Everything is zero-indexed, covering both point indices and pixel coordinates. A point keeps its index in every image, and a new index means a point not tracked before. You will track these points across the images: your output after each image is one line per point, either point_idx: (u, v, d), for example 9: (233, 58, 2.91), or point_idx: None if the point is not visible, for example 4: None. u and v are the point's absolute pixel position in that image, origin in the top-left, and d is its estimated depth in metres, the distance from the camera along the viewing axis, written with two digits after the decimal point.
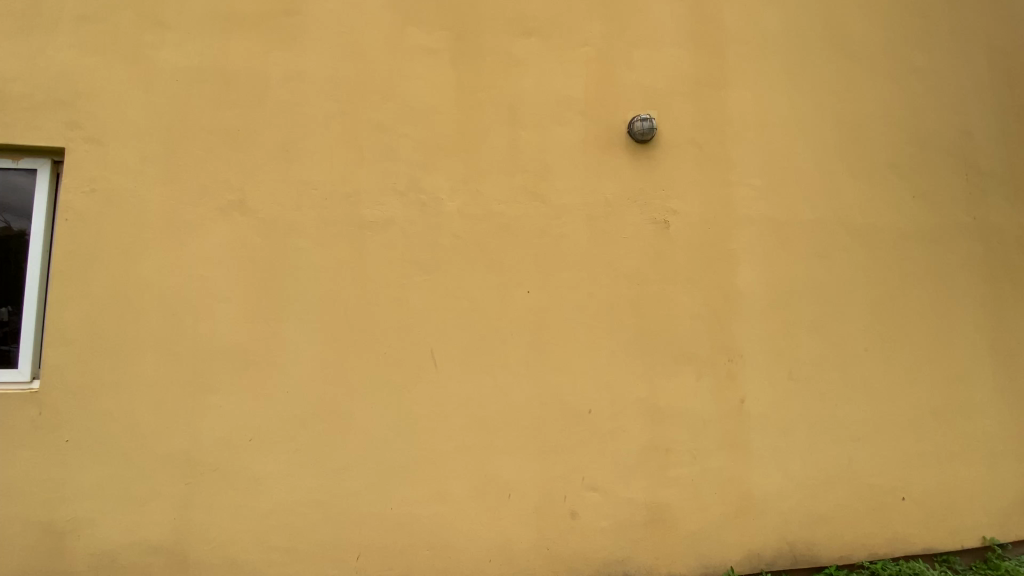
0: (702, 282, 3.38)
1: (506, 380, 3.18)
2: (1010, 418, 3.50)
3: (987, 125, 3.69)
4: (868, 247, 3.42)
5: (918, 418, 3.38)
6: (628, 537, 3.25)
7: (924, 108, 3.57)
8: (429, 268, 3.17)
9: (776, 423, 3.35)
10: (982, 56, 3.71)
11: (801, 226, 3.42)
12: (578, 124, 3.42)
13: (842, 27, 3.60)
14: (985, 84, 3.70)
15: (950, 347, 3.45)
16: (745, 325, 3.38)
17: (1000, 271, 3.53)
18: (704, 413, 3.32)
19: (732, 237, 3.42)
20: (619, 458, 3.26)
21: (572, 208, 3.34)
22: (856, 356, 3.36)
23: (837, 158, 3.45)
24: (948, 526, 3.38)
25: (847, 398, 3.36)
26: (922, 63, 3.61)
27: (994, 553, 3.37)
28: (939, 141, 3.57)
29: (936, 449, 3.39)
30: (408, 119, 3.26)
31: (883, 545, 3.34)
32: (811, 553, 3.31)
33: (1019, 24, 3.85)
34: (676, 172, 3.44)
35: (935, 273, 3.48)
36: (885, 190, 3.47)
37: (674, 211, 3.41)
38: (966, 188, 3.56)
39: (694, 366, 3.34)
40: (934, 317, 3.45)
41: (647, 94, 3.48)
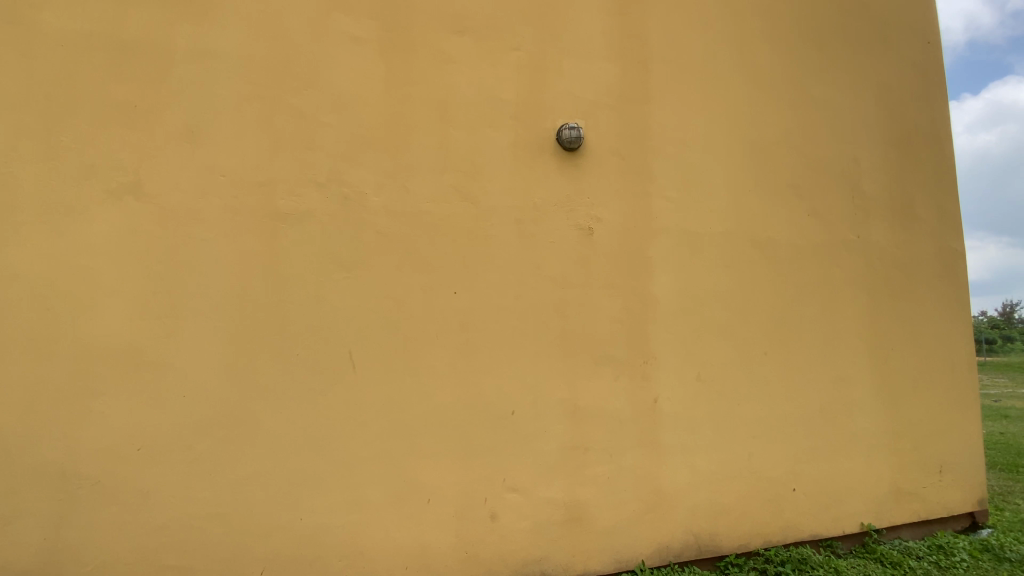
0: (622, 288, 3.23)
1: (429, 383, 2.88)
2: (887, 417, 3.71)
3: (874, 154, 3.98)
4: (769, 259, 3.53)
5: (810, 416, 3.50)
6: (541, 538, 2.97)
7: (819, 136, 3.81)
8: (348, 265, 2.84)
9: (688, 423, 3.25)
10: (869, 92, 4.02)
11: (711, 236, 3.43)
12: (508, 127, 3.17)
13: (755, 52, 3.70)
14: (872, 117, 4.01)
15: (839, 350, 3.63)
16: (661, 334, 3.27)
17: (879, 285, 3.82)
18: (621, 412, 3.15)
19: (650, 245, 3.31)
20: (546, 462, 3.00)
21: (500, 210, 3.09)
22: (757, 360, 3.42)
23: (744, 174, 3.56)
24: (832, 514, 3.49)
25: (749, 398, 3.38)
26: (819, 94, 3.85)
27: (869, 538, 3.54)
28: (832, 166, 3.81)
29: (826, 445, 3.52)
30: (331, 109, 2.91)
31: (777, 534, 3.35)
32: (715, 543, 3.22)
33: (904, 67, 4.21)
34: (601, 180, 3.28)
35: (827, 283, 3.66)
36: (786, 207, 3.63)
37: (598, 218, 3.25)
38: (852, 210, 3.81)
39: (612, 367, 3.17)
40: (825, 323, 3.62)
41: (576, 103, 3.30)
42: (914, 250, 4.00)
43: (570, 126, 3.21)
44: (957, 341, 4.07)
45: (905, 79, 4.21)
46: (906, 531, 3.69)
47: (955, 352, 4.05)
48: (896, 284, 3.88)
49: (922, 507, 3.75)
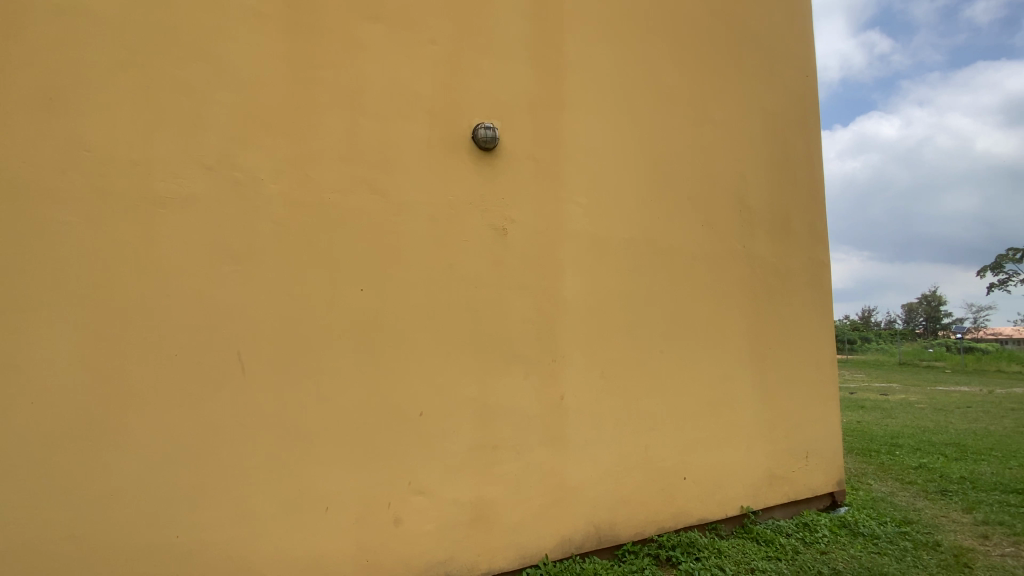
0: (532, 288, 3.28)
1: (330, 384, 2.73)
2: (764, 409, 4.12)
3: (759, 172, 4.40)
4: (668, 264, 3.77)
5: (700, 410, 3.79)
6: (445, 540, 2.93)
7: (714, 152, 4.14)
8: (240, 257, 2.62)
9: (592, 419, 3.38)
10: (757, 116, 4.44)
11: (617, 240, 3.60)
12: (422, 121, 3.09)
13: (661, 71, 3.94)
14: (759, 138, 4.44)
15: (726, 349, 3.97)
16: (569, 333, 3.36)
17: (760, 291, 4.23)
18: (530, 411, 3.20)
19: (560, 247, 3.40)
20: (453, 462, 2.97)
21: (412, 206, 3.00)
22: (655, 358, 3.64)
23: (648, 184, 3.78)
24: (717, 499, 3.80)
25: (648, 394, 3.59)
26: (715, 114, 4.19)
27: (748, 520, 3.89)
28: (724, 181, 4.16)
29: (713, 436, 3.84)
30: (225, 86, 2.66)
31: (669, 521, 3.58)
32: (614, 532, 3.38)
33: (786, 96, 4.70)
34: (515, 181, 3.31)
35: (717, 288, 3.99)
36: (684, 217, 3.90)
37: (511, 219, 3.27)
38: (740, 222, 4.18)
39: (522, 366, 3.20)
40: (715, 324, 3.95)
41: (492, 103, 3.30)
42: (790, 260, 4.48)
43: (486, 125, 3.20)
44: (823, 342, 4.61)
45: (787, 106, 4.69)
46: (778, 512, 4.11)
47: (821, 352, 4.59)
48: (775, 290, 4.33)
49: (791, 489, 4.20)
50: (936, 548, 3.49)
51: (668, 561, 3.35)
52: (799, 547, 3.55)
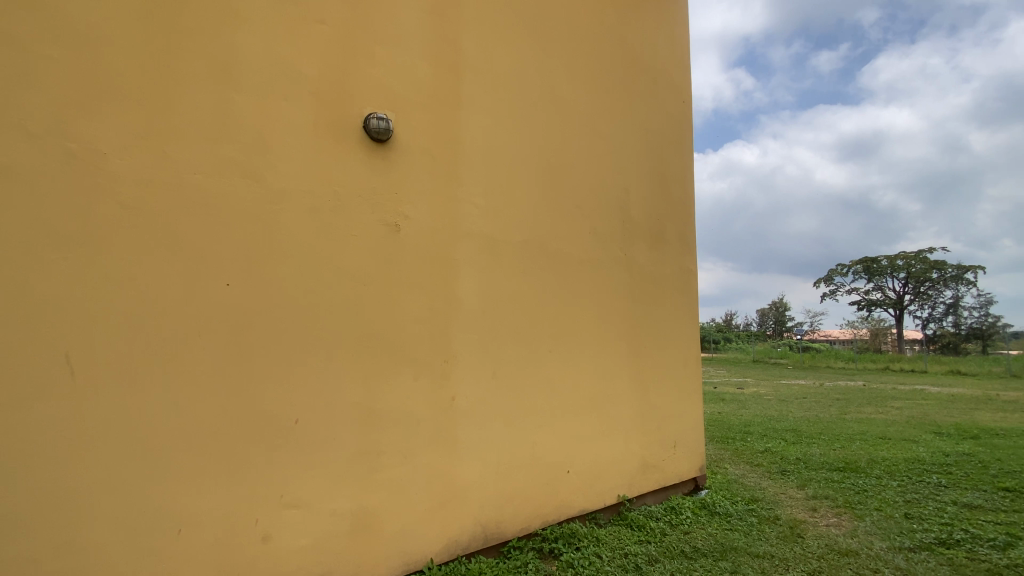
0: (423, 287, 3.21)
1: (188, 389, 2.42)
2: (639, 404, 4.46)
3: (640, 185, 4.76)
4: (558, 267, 3.92)
5: (583, 406, 3.99)
6: (322, 553, 2.74)
7: (602, 163, 4.39)
8: (72, 241, 2.21)
9: (481, 419, 3.38)
10: (640, 133, 4.80)
11: (510, 242, 3.65)
12: (306, 105, 2.87)
13: (555, 80, 4.09)
14: (641, 154, 4.80)
15: (607, 349, 4.23)
16: (460, 334, 3.34)
17: (639, 294, 4.57)
18: (417, 413, 3.12)
19: (454, 246, 3.37)
20: (332, 470, 2.79)
21: (292, 195, 2.78)
22: (543, 358, 3.76)
23: (540, 188, 3.89)
24: (597, 490, 4.02)
25: (536, 392, 3.69)
26: (603, 127, 4.45)
27: (624, 507, 4.17)
28: (610, 191, 4.43)
29: (595, 432, 4.06)
30: (56, 36, 2.23)
31: (553, 514, 3.71)
32: (500, 530, 3.42)
33: (665, 117, 5.14)
34: (408, 176, 3.21)
35: (601, 291, 4.23)
36: (573, 222, 4.08)
37: (402, 215, 3.17)
38: (623, 230, 4.48)
39: (411, 367, 3.11)
40: (598, 325, 4.18)
41: (386, 93, 3.16)
42: (664, 268, 4.90)
43: (378, 116, 3.06)
44: (690, 342, 5.11)
45: (666, 127, 5.13)
46: (650, 498, 4.46)
47: (688, 351, 5.07)
48: (651, 294, 4.70)
49: (661, 476, 4.58)
50: (775, 522, 4.01)
51: (550, 554, 3.46)
52: (666, 529, 3.88)
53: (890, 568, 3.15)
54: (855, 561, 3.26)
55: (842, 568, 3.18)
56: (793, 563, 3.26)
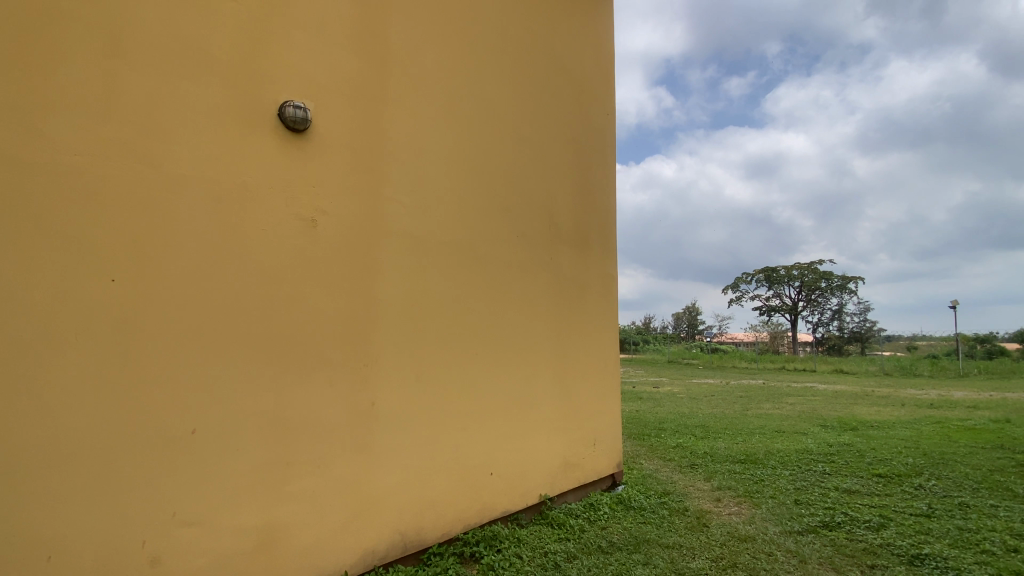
0: (342, 287, 3.07)
1: (61, 398, 2.13)
2: (561, 404, 4.56)
3: (566, 191, 4.88)
4: (484, 268, 3.91)
5: (507, 408, 4.01)
6: (222, 574, 2.52)
7: (529, 167, 4.45)
8: None
9: (401, 424, 3.29)
10: (566, 140, 4.93)
11: (435, 243, 3.59)
12: (214, 86, 2.64)
13: (484, 82, 4.09)
14: (567, 160, 4.92)
15: (531, 350, 4.28)
16: (382, 335, 3.23)
17: (563, 297, 4.68)
18: (333, 418, 2.97)
19: (376, 245, 3.25)
20: (236, 483, 2.58)
21: (194, 184, 2.54)
22: (467, 360, 3.73)
23: (468, 189, 3.86)
24: (519, 491, 4.05)
25: (459, 395, 3.65)
26: (530, 132, 4.51)
27: (545, 506, 4.24)
28: (536, 195, 4.49)
29: (518, 432, 4.09)
30: None
31: (475, 518, 3.69)
32: (420, 537, 3.34)
33: (590, 125, 5.32)
34: (328, 170, 3.06)
35: (527, 293, 4.28)
36: (500, 225, 4.10)
37: (320, 210, 3.01)
38: (548, 234, 4.57)
39: (327, 371, 2.96)
40: (523, 327, 4.22)
41: (305, 81, 2.99)
42: (587, 271, 5.06)
43: (295, 104, 2.89)
44: (610, 343, 5.31)
45: (590, 136, 5.31)
46: (571, 496, 4.57)
47: (608, 352, 5.27)
48: (574, 297, 4.83)
49: (581, 475, 4.72)
50: (684, 513, 4.27)
51: (471, 557, 3.44)
52: (585, 525, 3.99)
53: (782, 550, 3.45)
54: (753, 546, 3.53)
55: (741, 553, 3.44)
56: (699, 551, 3.48)
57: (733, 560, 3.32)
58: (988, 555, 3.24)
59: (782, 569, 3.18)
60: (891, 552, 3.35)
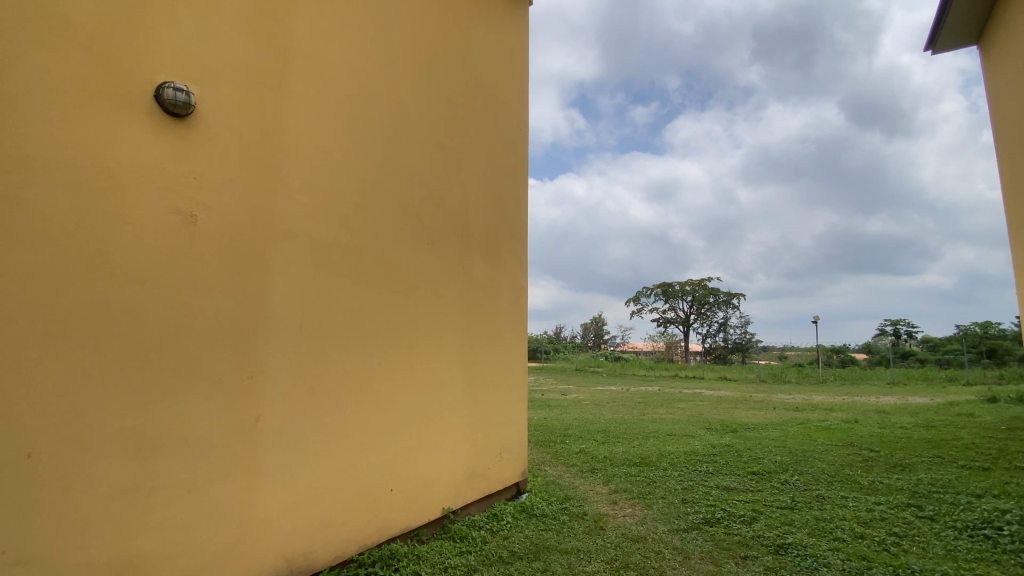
0: (227, 290, 2.80)
1: None
2: (467, 415, 4.51)
3: (478, 200, 4.88)
4: (389, 275, 3.77)
5: (410, 420, 3.89)
6: None
7: (440, 175, 4.39)
8: None
9: (291, 440, 3.05)
10: (479, 150, 4.94)
11: (337, 247, 3.40)
12: (75, 56, 2.29)
13: (396, 85, 3.99)
14: (480, 170, 4.93)
15: (437, 359, 4.19)
16: (271, 344, 2.99)
17: (472, 307, 4.66)
18: (211, 436, 2.68)
19: (268, 246, 3.01)
20: (84, 514, 2.23)
21: (43, 166, 2.18)
22: (369, 370, 3.56)
23: (375, 193, 3.72)
24: (421, 505, 3.93)
25: (359, 407, 3.48)
26: (443, 139, 4.47)
27: (448, 520, 4.15)
28: (448, 202, 4.44)
29: (421, 445, 3.97)
30: None
31: (372, 537, 3.51)
32: (310, 561, 3.10)
33: (504, 138, 5.38)
34: (214, 162, 2.79)
35: (434, 301, 4.20)
36: (408, 231, 3.99)
37: (203, 205, 2.73)
38: (459, 243, 4.53)
39: (204, 383, 2.67)
40: (430, 336, 4.13)
41: (191, 63, 2.71)
42: (498, 281, 5.09)
43: (175, 86, 2.60)
44: (518, 353, 5.37)
45: (504, 148, 5.38)
46: (474, 507, 4.53)
47: (516, 362, 5.33)
48: (483, 307, 4.83)
49: (486, 485, 4.69)
50: (583, 517, 4.40)
51: None
52: (487, 537, 3.96)
53: (669, 548, 3.67)
54: (644, 546, 3.73)
55: (634, 553, 3.61)
56: (595, 554, 3.60)
57: (626, 561, 3.47)
58: (837, 541, 3.69)
59: (670, 567, 3.38)
60: (761, 543, 3.71)
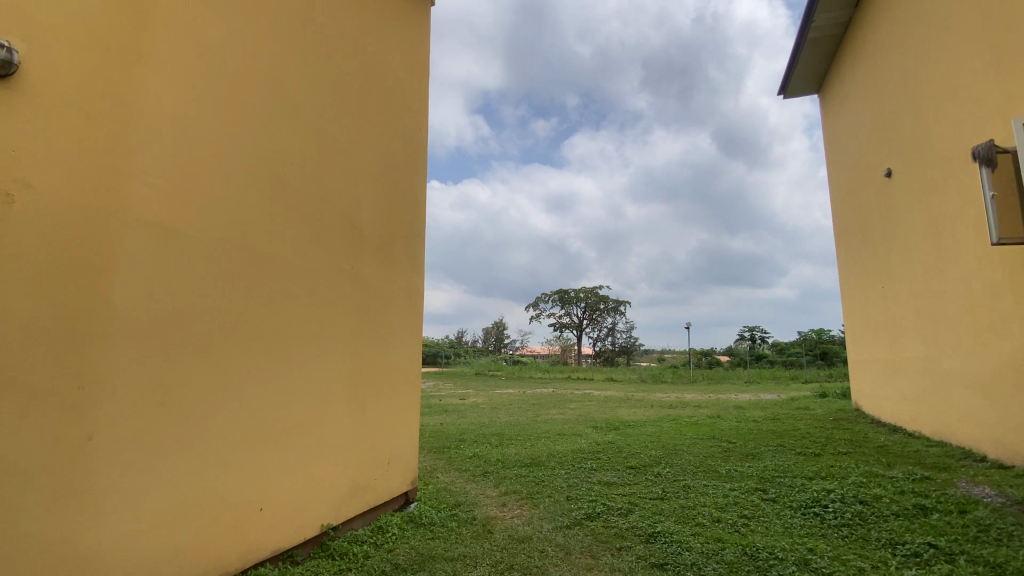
0: (53, 285, 2.36)
1: None
2: (352, 423, 4.28)
3: (370, 199, 4.68)
4: (264, 273, 3.46)
5: (286, 431, 3.59)
6: None
7: (328, 169, 4.15)
8: None
9: (135, 460, 2.65)
10: (373, 147, 4.76)
11: (201, 240, 3.05)
12: None
13: (279, 69, 3.70)
14: (373, 168, 4.74)
15: (319, 366, 3.93)
16: (113, 349, 2.58)
17: (360, 310, 4.44)
18: (24, 458, 2.24)
19: (112, 236, 2.61)
20: None
21: None
22: (237, 378, 3.23)
23: (250, 184, 3.40)
24: (296, 524, 3.64)
25: (224, 419, 3.13)
26: (333, 132, 4.23)
27: (327, 537, 3.88)
28: (336, 199, 4.20)
29: (297, 458, 3.68)
30: None
31: (236, 564, 3.16)
32: None
33: (400, 137, 5.24)
34: (41, 133, 2.36)
35: (318, 304, 3.94)
36: (288, 227, 3.70)
37: (24, 182, 2.29)
38: (347, 242, 4.31)
39: (17, 396, 2.23)
40: (311, 341, 3.86)
41: (12, 12, 2.27)
42: (390, 284, 4.92)
43: None
44: (411, 358, 5.23)
45: (401, 147, 5.23)
46: (357, 521, 4.29)
47: (408, 368, 5.18)
48: (374, 310, 4.64)
49: (371, 497, 4.49)
50: (471, 522, 4.39)
51: None
52: (370, 551, 3.78)
53: (552, 546, 3.80)
54: (529, 545, 3.82)
55: (519, 553, 3.68)
56: (481, 558, 3.60)
57: (510, 562, 3.52)
58: (699, 526, 4.08)
59: (552, 563, 3.49)
60: (634, 533, 3.99)
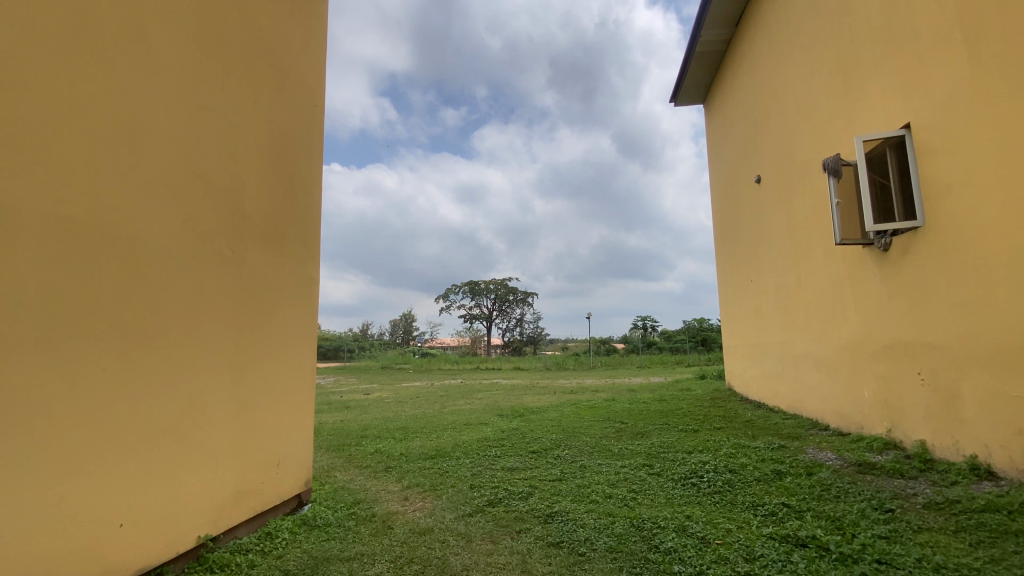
0: None
1: None
2: (235, 424, 3.93)
3: (256, 179, 4.29)
4: (124, 257, 3.02)
5: (154, 436, 3.19)
6: None
7: (206, 144, 3.72)
8: None
9: None
10: (260, 123, 4.36)
11: (40, 216, 2.58)
12: None
13: (147, 25, 3.23)
14: (259, 145, 4.34)
15: (194, 363, 3.54)
16: None
17: (244, 300, 4.07)
18: None
19: None
20: None
21: None
22: (90, 377, 2.80)
23: (106, 154, 2.94)
24: (167, 538, 3.25)
25: (73, 424, 2.70)
26: (212, 103, 3.80)
27: (205, 550, 3.52)
28: (214, 177, 3.79)
29: (167, 466, 3.28)
30: None
31: None
32: None
33: (293, 115, 4.85)
34: None
35: (191, 293, 3.53)
36: (155, 206, 3.26)
37: None
38: (228, 225, 3.91)
39: None
40: (183, 334, 3.45)
41: None
42: (279, 272, 4.56)
43: None
44: (304, 352, 4.91)
45: (293, 126, 4.86)
46: (241, 530, 3.95)
47: (301, 362, 4.86)
48: (259, 301, 4.26)
49: (258, 501, 4.15)
50: (370, 519, 4.25)
51: None
52: (256, 560, 3.50)
53: (454, 535, 3.80)
54: (431, 537, 3.78)
55: (420, 546, 3.63)
56: (381, 555, 3.50)
57: (411, 556, 3.46)
58: (593, 503, 4.34)
59: (452, 553, 3.49)
60: (534, 514, 4.13)
